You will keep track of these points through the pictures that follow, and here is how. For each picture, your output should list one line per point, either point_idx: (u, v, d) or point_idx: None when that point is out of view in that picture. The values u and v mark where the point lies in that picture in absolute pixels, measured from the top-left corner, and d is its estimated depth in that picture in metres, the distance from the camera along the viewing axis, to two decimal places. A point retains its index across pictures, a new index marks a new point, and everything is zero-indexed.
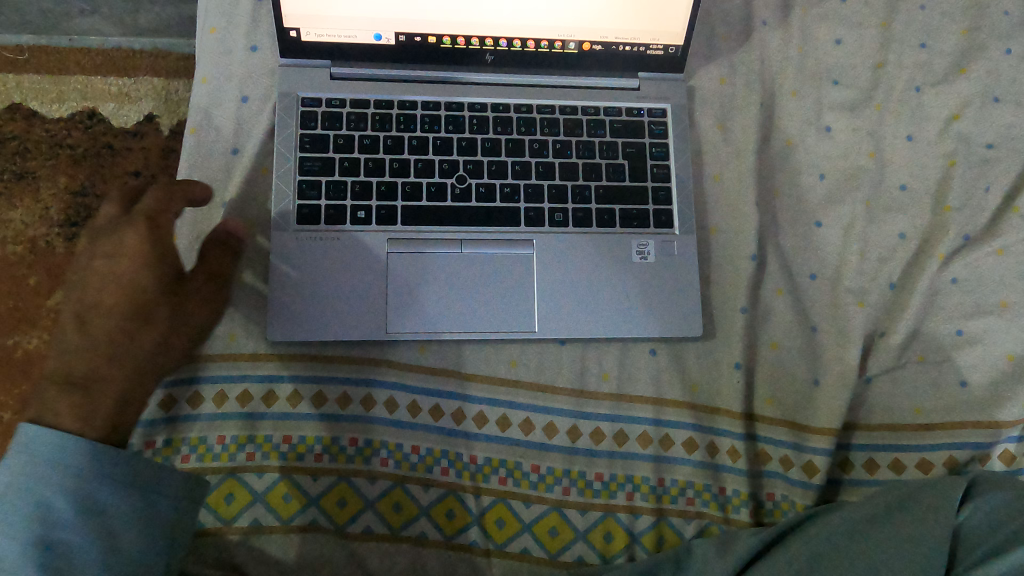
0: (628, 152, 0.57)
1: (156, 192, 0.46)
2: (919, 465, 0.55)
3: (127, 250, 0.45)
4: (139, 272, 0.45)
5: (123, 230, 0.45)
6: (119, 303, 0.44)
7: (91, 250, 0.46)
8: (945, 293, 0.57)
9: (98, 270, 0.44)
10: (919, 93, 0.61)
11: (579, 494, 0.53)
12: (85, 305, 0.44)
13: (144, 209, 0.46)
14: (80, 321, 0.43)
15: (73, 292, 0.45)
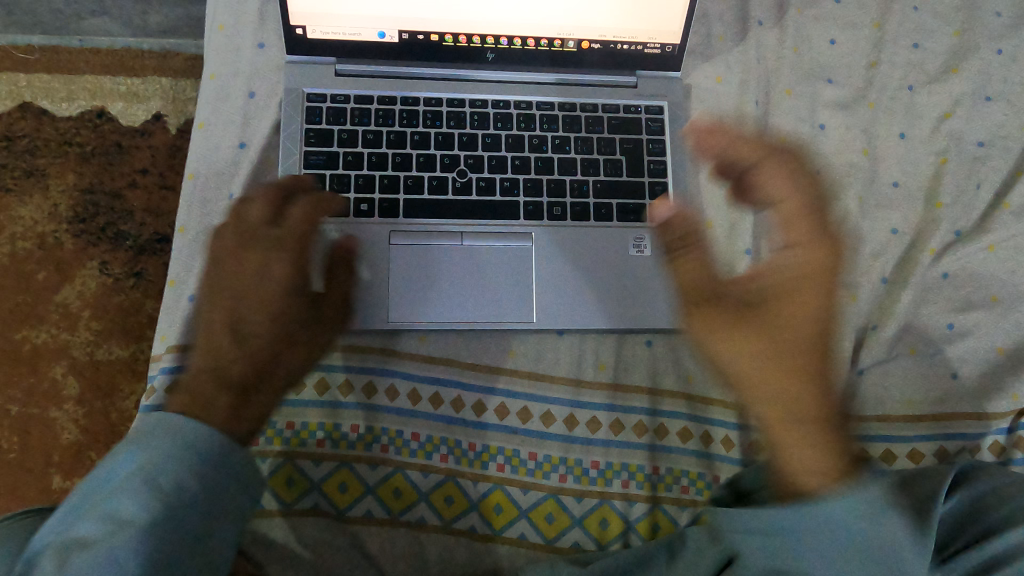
0: (625, 148, 0.59)
1: (305, 206, 0.48)
2: (910, 456, 0.56)
3: (277, 269, 0.46)
4: (283, 288, 0.46)
5: (280, 245, 0.47)
6: (266, 319, 0.46)
7: (235, 252, 0.47)
8: (936, 288, 0.59)
9: (245, 283, 0.46)
10: (912, 92, 0.62)
11: (575, 481, 0.55)
12: (229, 313, 0.46)
13: (290, 224, 0.47)
14: (229, 330, 0.45)
15: (216, 296, 0.46)
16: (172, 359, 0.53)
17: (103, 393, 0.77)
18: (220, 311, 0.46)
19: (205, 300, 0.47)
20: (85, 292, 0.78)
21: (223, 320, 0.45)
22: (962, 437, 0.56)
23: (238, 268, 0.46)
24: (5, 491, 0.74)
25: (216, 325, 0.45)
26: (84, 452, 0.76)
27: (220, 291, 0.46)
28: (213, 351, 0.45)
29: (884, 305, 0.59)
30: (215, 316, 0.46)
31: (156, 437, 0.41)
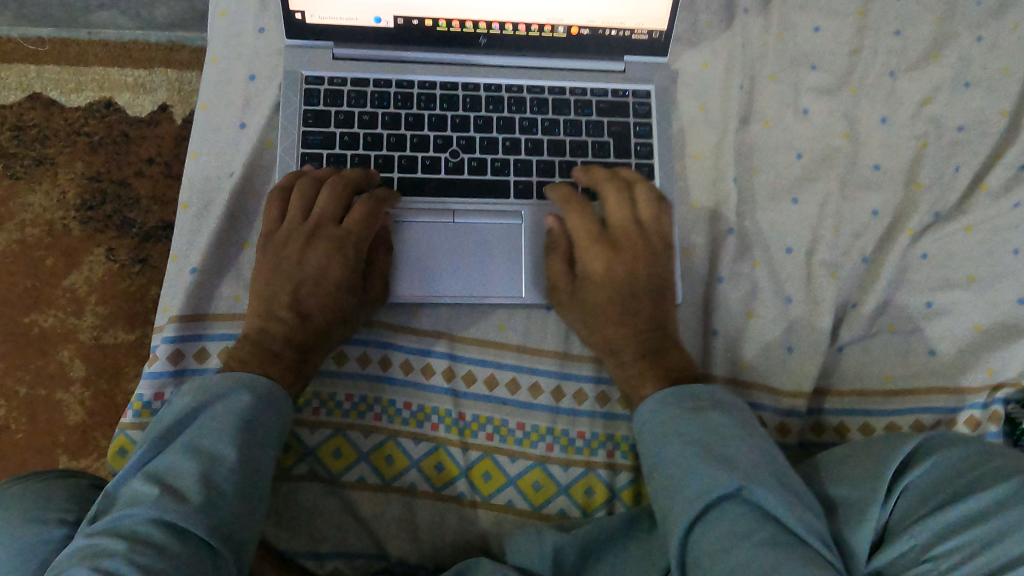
0: (613, 131, 0.60)
1: (364, 206, 0.54)
2: (887, 428, 0.57)
3: (339, 265, 0.54)
4: (339, 280, 0.54)
5: (344, 245, 0.54)
6: (324, 303, 0.54)
7: (305, 242, 0.55)
8: (916, 267, 0.60)
9: (310, 270, 0.54)
10: (894, 78, 0.64)
11: (562, 451, 0.56)
12: (292, 290, 0.54)
13: (353, 227, 0.54)
14: (290, 305, 0.53)
15: (282, 274, 0.54)
16: (174, 329, 0.55)
17: (108, 374, 0.79)
18: (284, 287, 0.54)
19: (272, 273, 0.54)
20: (92, 277, 0.81)
21: (288, 295, 0.54)
22: (939, 411, 0.57)
23: (305, 256, 0.55)
24: (14, 468, 0.77)
25: (281, 298, 0.54)
26: (90, 432, 0.78)
27: (285, 270, 0.54)
28: (276, 319, 0.53)
29: (864, 284, 0.60)
30: (279, 290, 0.54)
31: (220, 403, 0.46)
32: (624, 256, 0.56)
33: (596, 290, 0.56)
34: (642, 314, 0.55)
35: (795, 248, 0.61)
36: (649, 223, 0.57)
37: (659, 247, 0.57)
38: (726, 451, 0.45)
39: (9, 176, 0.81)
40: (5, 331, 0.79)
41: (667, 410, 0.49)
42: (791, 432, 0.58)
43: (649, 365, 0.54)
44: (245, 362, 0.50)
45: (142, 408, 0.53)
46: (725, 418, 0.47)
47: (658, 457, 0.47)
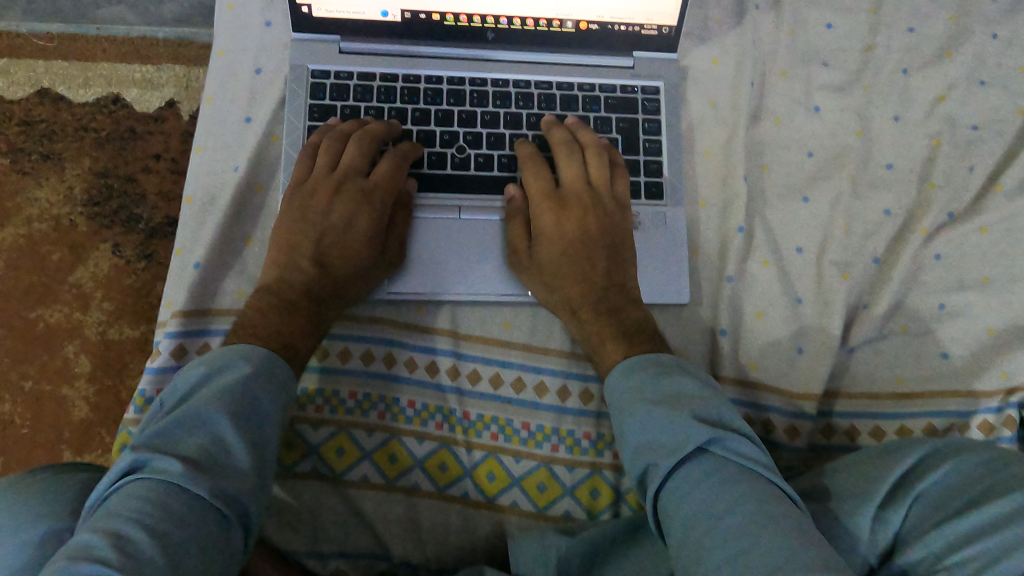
0: (621, 127, 0.60)
1: (391, 161, 0.55)
2: (899, 431, 0.56)
3: (364, 217, 0.55)
4: (364, 232, 0.54)
5: (370, 196, 0.55)
6: (348, 254, 0.54)
7: (331, 192, 0.55)
8: (928, 267, 0.59)
9: (335, 221, 0.55)
10: (907, 75, 0.63)
11: (567, 451, 0.56)
12: (318, 241, 0.54)
13: (379, 180, 0.55)
14: (315, 255, 0.54)
15: (307, 223, 0.54)
16: (177, 324, 0.54)
17: (113, 371, 0.79)
18: (308, 237, 0.54)
19: (289, 227, 0.54)
20: (97, 273, 0.80)
21: (313, 246, 0.54)
22: (952, 415, 0.56)
23: (331, 208, 0.55)
24: (18, 463, 0.77)
25: (305, 248, 0.54)
26: (95, 429, 0.78)
27: (310, 220, 0.54)
28: (299, 269, 0.53)
29: (876, 284, 0.59)
30: (303, 240, 0.54)
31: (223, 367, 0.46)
32: (572, 213, 0.56)
33: (549, 248, 0.55)
34: (595, 270, 0.55)
35: (805, 248, 0.60)
36: (600, 183, 0.57)
37: (611, 207, 0.57)
38: (696, 409, 0.45)
39: (16, 171, 0.81)
40: (11, 326, 0.79)
41: (637, 375, 0.49)
42: (800, 434, 0.56)
43: (606, 321, 0.54)
44: (266, 310, 0.51)
45: (144, 404, 0.53)
46: (694, 382, 0.48)
47: (631, 417, 0.47)
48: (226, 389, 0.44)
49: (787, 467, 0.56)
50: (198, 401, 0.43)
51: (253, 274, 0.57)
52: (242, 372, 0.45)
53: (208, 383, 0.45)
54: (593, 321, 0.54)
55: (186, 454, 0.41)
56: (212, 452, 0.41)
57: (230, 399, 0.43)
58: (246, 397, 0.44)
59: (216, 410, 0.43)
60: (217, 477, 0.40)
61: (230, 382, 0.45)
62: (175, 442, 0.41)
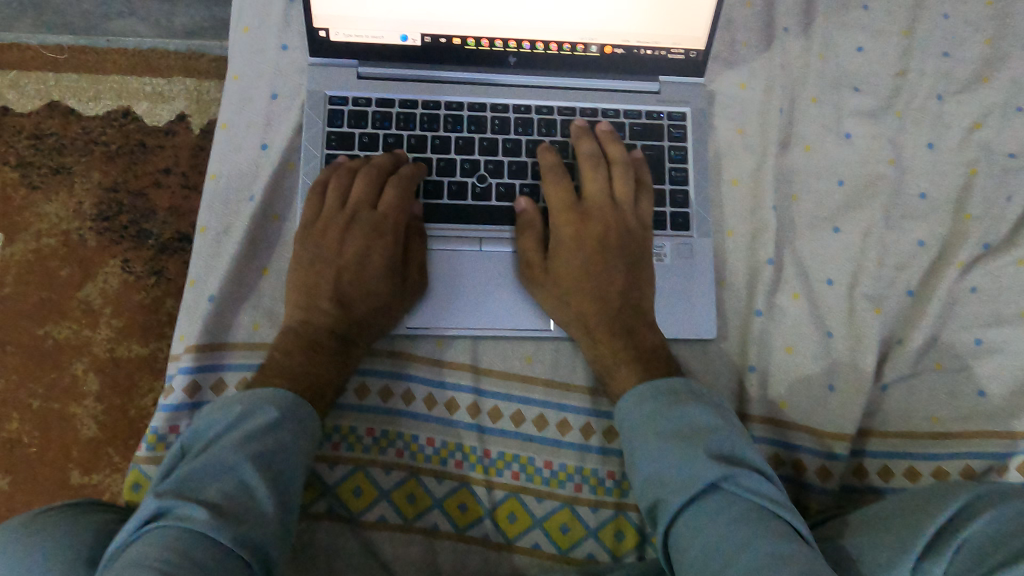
0: (647, 155, 0.58)
1: (397, 187, 0.53)
2: (934, 473, 0.54)
3: (378, 250, 0.53)
4: (379, 265, 0.53)
5: (381, 229, 0.54)
6: (368, 290, 0.53)
7: (343, 229, 0.54)
8: (964, 301, 0.57)
9: (349, 258, 0.53)
10: (941, 101, 0.61)
11: (591, 492, 0.54)
12: (334, 279, 0.53)
13: (388, 210, 0.53)
14: (334, 293, 0.52)
15: (321, 264, 0.53)
16: (191, 358, 0.53)
17: (122, 390, 0.77)
18: (326, 277, 0.53)
19: (306, 268, 0.53)
20: (107, 290, 0.79)
21: (330, 284, 0.53)
22: (993, 457, 0.54)
23: (344, 243, 0.54)
24: (27, 484, 0.75)
25: (322, 288, 0.53)
26: (103, 449, 0.76)
27: (325, 259, 0.53)
28: (321, 310, 0.52)
29: (910, 319, 0.57)
30: (321, 279, 0.53)
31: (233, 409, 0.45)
32: (593, 226, 0.55)
33: (565, 260, 0.54)
34: (612, 289, 0.54)
35: (836, 279, 0.58)
36: (625, 200, 0.55)
37: (634, 225, 0.55)
38: (709, 444, 0.44)
39: (26, 185, 0.80)
40: (19, 343, 0.77)
41: (649, 404, 0.48)
42: (832, 475, 0.54)
43: (621, 342, 0.52)
44: (289, 355, 0.50)
45: (157, 442, 0.52)
46: (707, 413, 0.46)
47: (642, 450, 0.46)
48: (250, 434, 0.44)
49: (820, 510, 0.54)
50: (222, 446, 0.43)
51: (268, 307, 0.55)
52: (268, 416, 0.45)
53: (232, 427, 0.45)
54: (607, 341, 0.53)
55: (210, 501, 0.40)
56: (238, 499, 0.41)
57: (251, 444, 0.43)
58: (272, 443, 0.44)
59: (243, 456, 0.43)
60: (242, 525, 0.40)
61: (255, 427, 0.45)
62: (198, 488, 0.41)
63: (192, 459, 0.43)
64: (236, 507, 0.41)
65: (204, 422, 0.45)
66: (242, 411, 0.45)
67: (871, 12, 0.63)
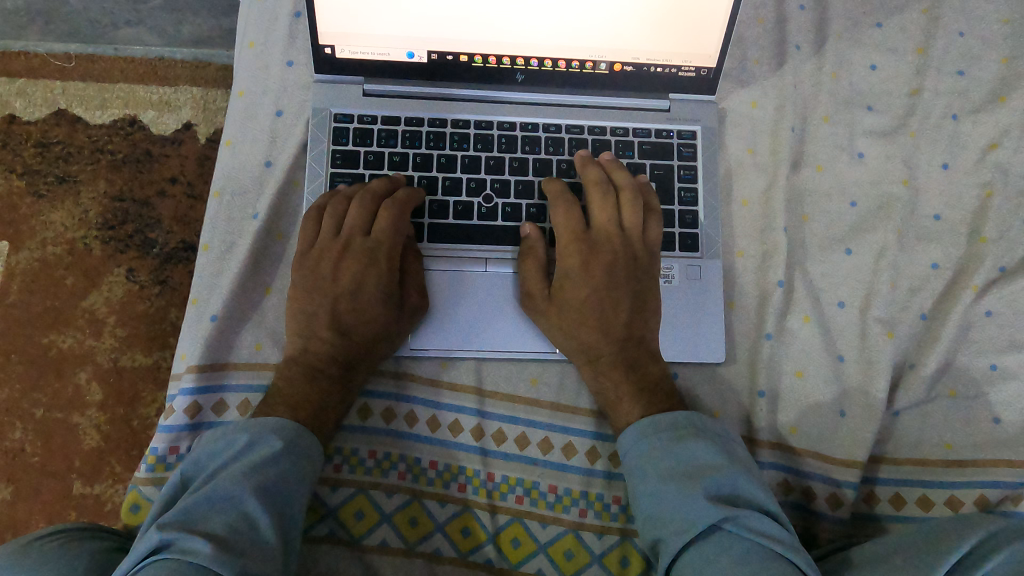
0: (656, 174, 0.57)
1: (393, 214, 0.52)
2: (948, 503, 0.53)
3: (373, 278, 0.52)
4: (375, 293, 0.52)
5: (376, 256, 0.53)
6: (364, 319, 0.52)
7: (338, 256, 0.53)
8: (980, 326, 0.56)
9: (344, 286, 0.53)
10: (956, 121, 0.60)
11: (595, 517, 0.53)
12: (331, 308, 0.52)
13: (381, 237, 0.52)
14: (332, 322, 0.52)
15: (317, 292, 0.52)
16: (192, 379, 0.52)
17: (125, 399, 0.76)
18: (324, 304, 0.52)
19: (305, 293, 0.53)
20: (111, 299, 0.78)
21: (327, 313, 0.52)
22: (1005, 485, 0.53)
23: (338, 272, 0.53)
24: (27, 494, 0.75)
25: (322, 315, 0.52)
26: (105, 459, 0.76)
27: (321, 287, 0.53)
28: (319, 338, 0.51)
29: (924, 343, 0.56)
30: (319, 307, 0.52)
31: (237, 439, 0.46)
32: (603, 255, 0.53)
33: (573, 289, 0.53)
34: (616, 321, 0.52)
35: (847, 302, 0.57)
36: (632, 228, 0.54)
37: (641, 252, 0.54)
38: (708, 482, 0.45)
39: (31, 193, 0.79)
40: (23, 353, 0.76)
41: (650, 440, 0.48)
42: (843, 503, 0.53)
43: (625, 367, 0.52)
44: (290, 381, 0.50)
45: (156, 463, 0.51)
46: (707, 449, 0.47)
47: (645, 488, 0.47)
48: (254, 465, 0.44)
49: (830, 539, 0.53)
50: (225, 476, 0.43)
51: (271, 328, 0.55)
52: (272, 448, 0.46)
53: (237, 459, 0.45)
54: (610, 372, 0.52)
55: (210, 530, 0.40)
56: (238, 528, 0.41)
57: (252, 474, 0.44)
58: (275, 474, 0.44)
59: (246, 487, 0.43)
60: (244, 558, 0.39)
61: (259, 458, 0.45)
62: (199, 518, 0.41)
63: (195, 491, 0.43)
64: (238, 539, 0.40)
65: (209, 452, 0.46)
66: (248, 442, 0.46)
67: (884, 30, 0.62)
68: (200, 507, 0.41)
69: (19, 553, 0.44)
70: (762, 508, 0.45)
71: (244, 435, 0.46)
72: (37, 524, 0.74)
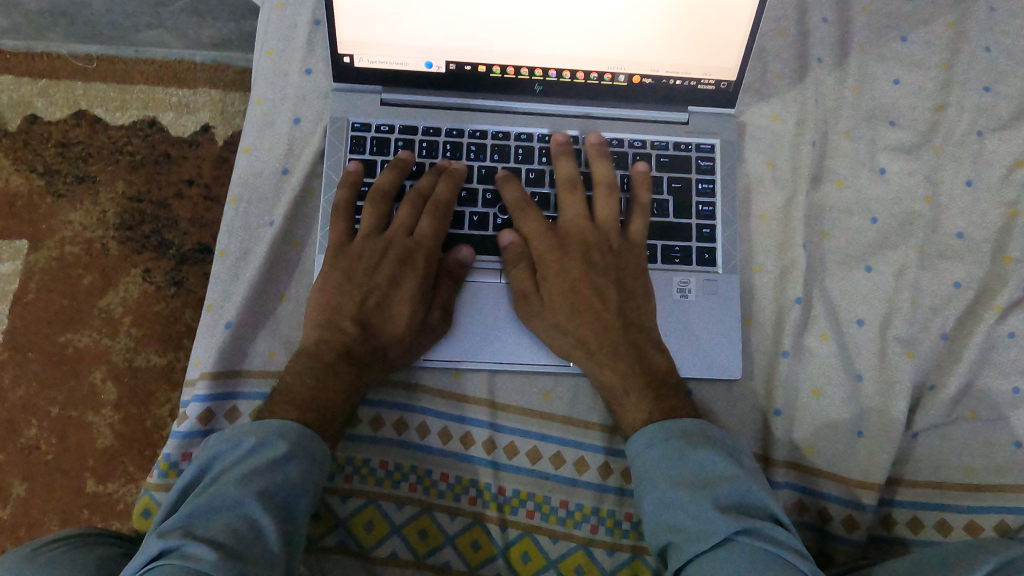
0: (673, 188, 0.57)
1: (434, 217, 0.53)
2: (967, 527, 0.52)
3: (410, 278, 0.53)
4: (410, 294, 0.53)
5: (412, 256, 0.53)
6: (392, 317, 0.52)
7: (377, 252, 0.54)
8: (1002, 347, 0.55)
9: (381, 282, 0.53)
10: (981, 137, 0.59)
11: (607, 533, 0.53)
12: (360, 301, 0.53)
13: (421, 239, 0.53)
14: (357, 316, 0.52)
15: (349, 286, 0.53)
16: (205, 386, 0.53)
17: (139, 400, 0.77)
18: (353, 298, 0.53)
19: (325, 293, 0.52)
20: (127, 298, 0.78)
21: (354, 306, 0.52)
22: None
23: (377, 268, 0.53)
24: (41, 492, 0.75)
25: (349, 309, 0.52)
26: (119, 458, 0.76)
27: (355, 281, 0.53)
28: (341, 330, 0.52)
29: (944, 363, 0.55)
30: (347, 300, 0.53)
31: (246, 442, 0.46)
32: (576, 246, 0.54)
33: (555, 281, 0.53)
34: (603, 310, 0.53)
35: (867, 320, 0.56)
36: (610, 219, 0.55)
37: (616, 241, 0.55)
38: (718, 493, 0.44)
39: (51, 193, 0.80)
40: (40, 351, 0.77)
41: (660, 446, 0.47)
42: (858, 526, 0.52)
43: (636, 382, 0.51)
44: (303, 379, 0.50)
45: (168, 468, 0.51)
46: (716, 458, 0.46)
47: (656, 494, 0.46)
48: (258, 469, 0.44)
49: (845, 561, 0.52)
50: (230, 480, 0.43)
51: (285, 335, 0.55)
52: (278, 451, 0.45)
53: (244, 461, 0.45)
54: (620, 382, 0.51)
55: (216, 536, 0.40)
56: (244, 534, 0.41)
57: (259, 480, 0.44)
58: (281, 479, 0.44)
59: (252, 492, 0.43)
60: (247, 564, 0.39)
61: (265, 463, 0.45)
62: (205, 523, 0.41)
63: (200, 495, 0.43)
64: (243, 544, 0.40)
65: (216, 454, 0.45)
66: (255, 445, 0.46)
67: (908, 44, 0.61)
68: (207, 514, 0.41)
69: (32, 557, 0.44)
70: (776, 519, 0.44)
71: (252, 439, 0.46)
72: (51, 523, 0.75)
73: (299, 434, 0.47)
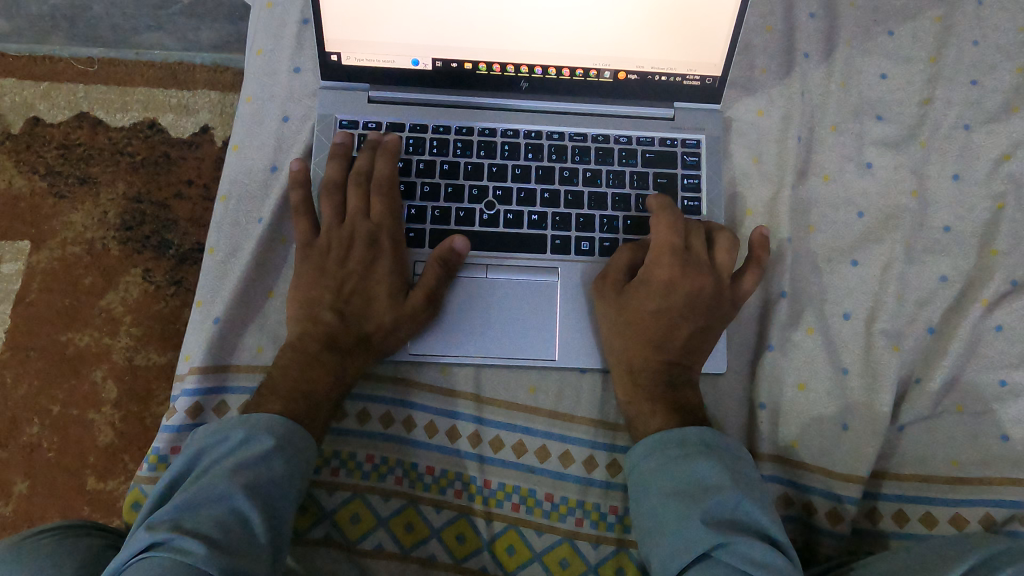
0: (659, 183, 0.57)
1: (382, 198, 0.54)
2: (952, 520, 0.52)
3: (380, 262, 0.54)
4: (385, 277, 0.53)
5: (376, 241, 0.54)
6: (372, 306, 0.53)
7: (343, 243, 0.55)
8: (989, 340, 0.55)
9: (356, 268, 0.54)
10: (968, 131, 0.59)
11: (591, 527, 0.53)
12: (340, 289, 0.53)
13: (384, 220, 0.54)
14: (335, 305, 0.53)
15: (323, 279, 0.54)
16: (195, 380, 0.53)
17: (138, 397, 0.78)
18: (329, 291, 0.53)
19: (307, 286, 0.54)
20: (128, 298, 0.79)
21: (333, 295, 0.53)
22: (1012, 505, 0.51)
23: (347, 257, 0.54)
24: (43, 487, 0.76)
25: (326, 299, 0.53)
26: (118, 454, 0.77)
27: (327, 272, 0.54)
28: (318, 327, 0.52)
29: (930, 357, 0.55)
30: (324, 293, 0.53)
31: (232, 435, 0.46)
32: (689, 281, 0.53)
33: (644, 299, 0.53)
34: (675, 346, 0.53)
35: (853, 314, 0.56)
36: (726, 268, 0.54)
37: (722, 296, 0.54)
38: (706, 507, 0.44)
39: (53, 195, 0.81)
40: (43, 350, 0.78)
41: (659, 455, 0.48)
42: (843, 519, 0.52)
43: (648, 383, 0.52)
44: (289, 366, 0.51)
45: (157, 462, 0.52)
46: (711, 468, 0.46)
47: (644, 504, 0.47)
48: (244, 463, 0.45)
49: (829, 554, 0.52)
50: (216, 473, 0.44)
51: (272, 330, 0.56)
52: (265, 445, 0.46)
53: (232, 454, 0.46)
54: (649, 389, 0.52)
55: (198, 527, 0.41)
56: (228, 525, 0.42)
57: (244, 472, 0.44)
58: (267, 474, 0.45)
59: (237, 485, 0.43)
60: (233, 556, 0.40)
61: (251, 457, 0.45)
62: (189, 514, 0.42)
63: (187, 487, 0.44)
64: (227, 535, 0.41)
65: (203, 447, 0.46)
66: (242, 439, 0.46)
67: (895, 38, 0.62)
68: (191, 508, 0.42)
69: (25, 548, 0.45)
70: (764, 529, 0.44)
71: (239, 431, 0.47)
72: (52, 518, 0.75)
73: (282, 424, 0.48)
